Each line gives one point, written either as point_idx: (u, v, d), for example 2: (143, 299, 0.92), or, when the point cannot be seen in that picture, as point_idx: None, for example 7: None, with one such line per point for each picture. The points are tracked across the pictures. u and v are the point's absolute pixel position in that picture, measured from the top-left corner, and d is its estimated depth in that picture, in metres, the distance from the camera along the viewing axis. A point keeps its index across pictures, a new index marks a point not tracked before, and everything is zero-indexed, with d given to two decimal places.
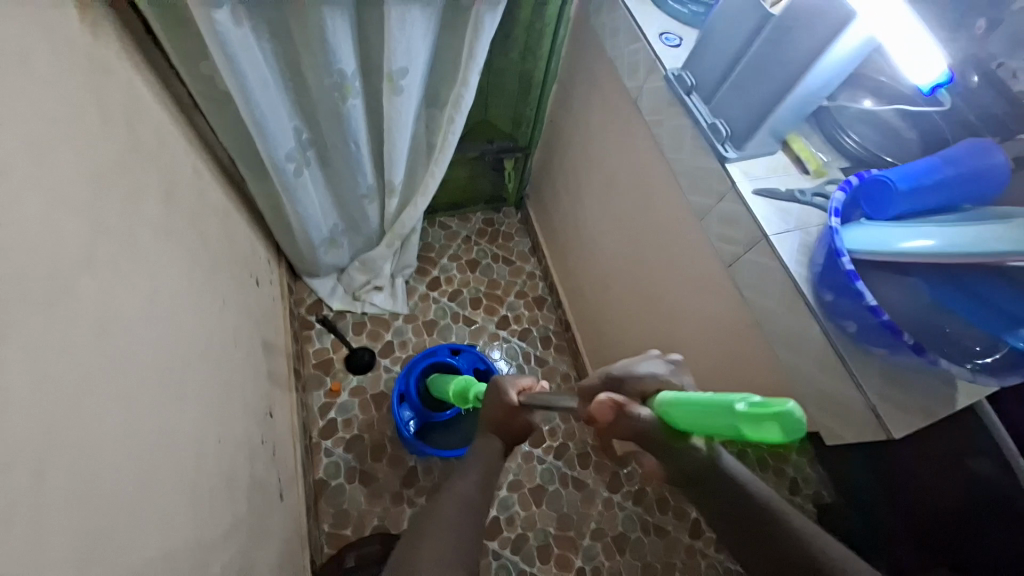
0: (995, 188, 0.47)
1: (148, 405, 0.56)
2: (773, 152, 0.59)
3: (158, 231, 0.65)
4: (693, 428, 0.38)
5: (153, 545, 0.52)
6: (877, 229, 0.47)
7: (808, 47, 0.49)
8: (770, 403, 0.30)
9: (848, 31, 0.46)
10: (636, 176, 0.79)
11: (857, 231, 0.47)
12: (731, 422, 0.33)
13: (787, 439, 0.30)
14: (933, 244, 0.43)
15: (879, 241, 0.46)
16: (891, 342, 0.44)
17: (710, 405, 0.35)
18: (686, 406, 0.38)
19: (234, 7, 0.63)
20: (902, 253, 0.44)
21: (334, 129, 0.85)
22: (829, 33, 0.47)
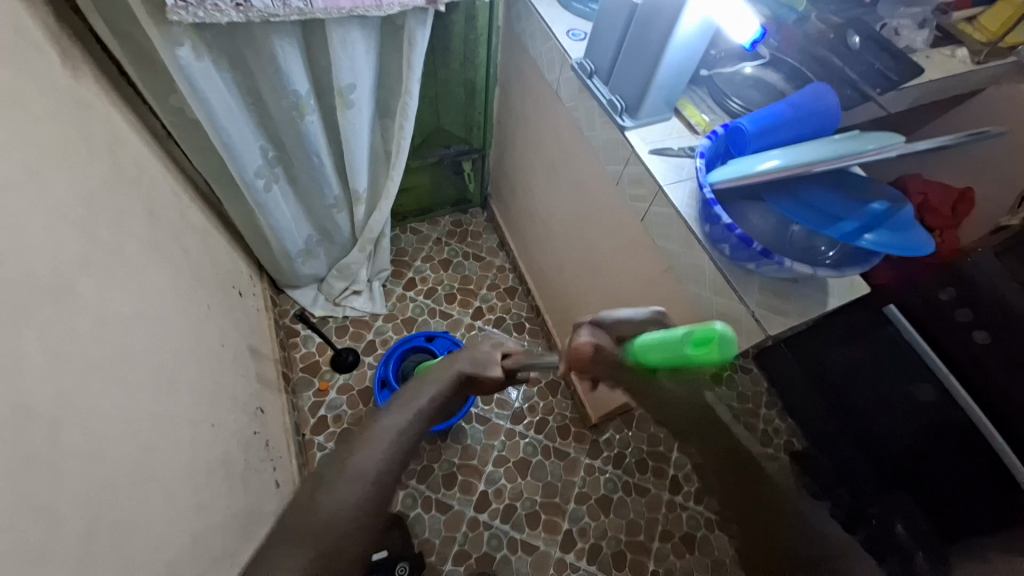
0: (829, 127, 0.58)
1: (143, 391, 0.63)
2: (666, 119, 0.69)
3: (145, 244, 0.74)
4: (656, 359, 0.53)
5: (158, 508, 0.60)
6: (737, 163, 0.55)
7: (664, 27, 0.59)
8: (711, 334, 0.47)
9: (686, 12, 0.56)
10: (568, 157, 0.89)
11: (723, 168, 0.56)
12: (683, 351, 0.50)
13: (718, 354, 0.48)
14: (780, 162, 0.52)
15: (741, 169, 0.53)
16: (751, 254, 0.53)
17: (668, 342, 0.51)
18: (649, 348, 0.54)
19: (194, 43, 0.73)
20: (758, 174, 0.52)
21: (296, 145, 0.94)
22: (673, 14, 0.57)
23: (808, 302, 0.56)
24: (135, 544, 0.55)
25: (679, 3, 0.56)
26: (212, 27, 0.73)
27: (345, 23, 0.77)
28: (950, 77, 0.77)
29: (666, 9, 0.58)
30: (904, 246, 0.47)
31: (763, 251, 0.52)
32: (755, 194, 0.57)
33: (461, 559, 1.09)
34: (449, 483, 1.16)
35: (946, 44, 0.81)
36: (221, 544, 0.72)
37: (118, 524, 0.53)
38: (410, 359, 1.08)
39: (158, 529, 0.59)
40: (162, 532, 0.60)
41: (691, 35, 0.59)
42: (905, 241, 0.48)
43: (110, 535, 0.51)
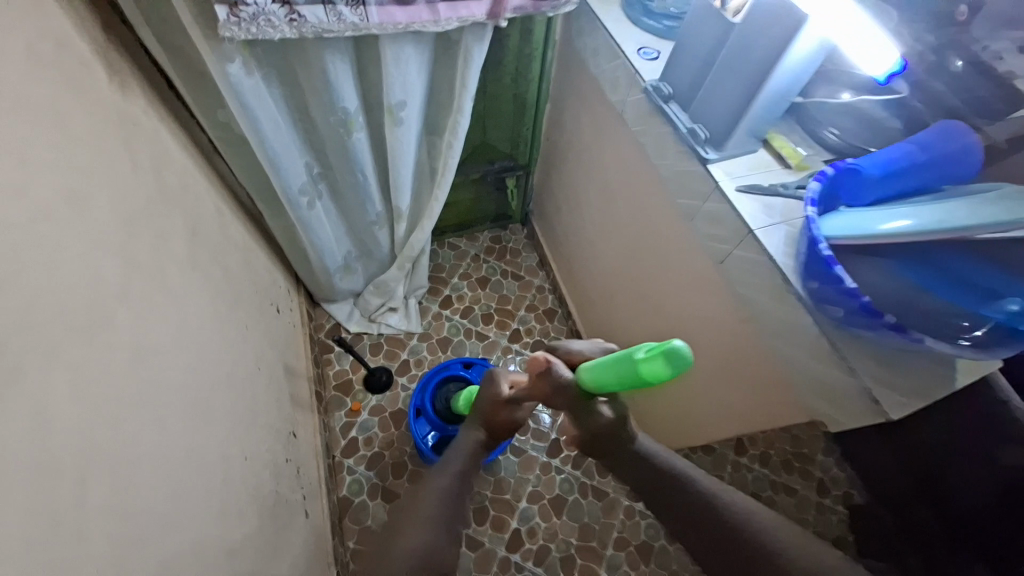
0: (970, 170, 0.51)
1: (174, 426, 0.60)
2: (753, 151, 0.61)
3: (184, 266, 0.71)
4: (606, 377, 0.46)
5: (186, 555, 0.57)
6: (856, 216, 0.50)
7: (770, 50, 0.52)
8: (660, 344, 0.39)
9: (804, 32, 0.49)
10: (629, 183, 0.82)
11: (833, 219, 0.51)
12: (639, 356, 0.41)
13: (673, 370, 0.39)
14: (910, 224, 0.46)
15: (859, 226, 0.49)
16: (874, 325, 0.46)
17: (627, 351, 0.43)
18: (602, 360, 0.47)
19: (244, 59, 0.71)
20: (881, 236, 0.48)
21: (342, 162, 0.91)
22: (787, 32, 0.50)
23: (930, 380, 0.47)
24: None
25: (798, 23, 0.49)
26: (264, 43, 0.70)
27: (399, 38, 0.73)
28: None
29: (775, 31, 0.51)
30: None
31: (896, 325, 0.45)
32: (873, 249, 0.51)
33: None
34: (481, 518, 1.10)
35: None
36: None
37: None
38: (447, 387, 1.02)
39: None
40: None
41: (803, 57, 0.52)
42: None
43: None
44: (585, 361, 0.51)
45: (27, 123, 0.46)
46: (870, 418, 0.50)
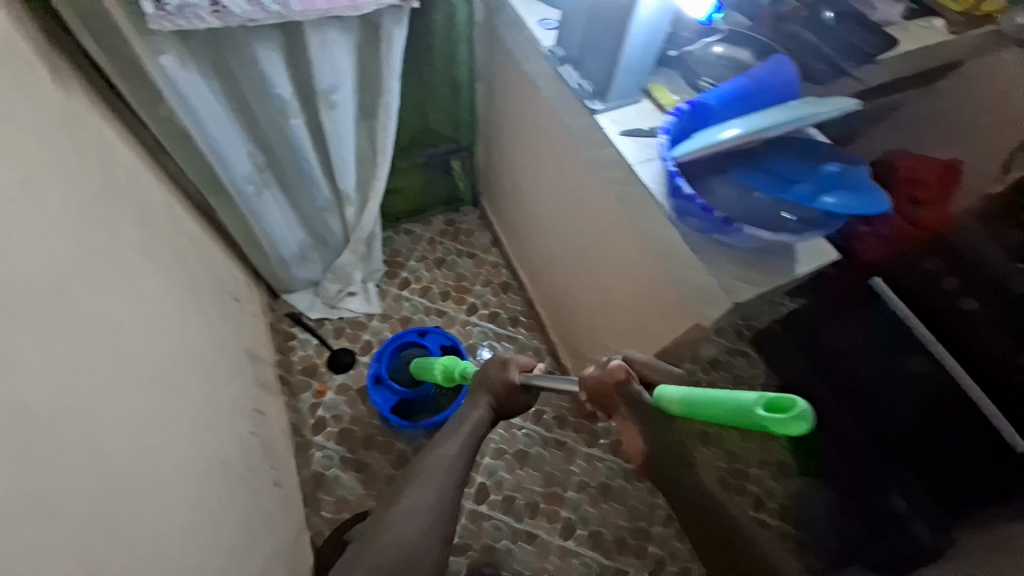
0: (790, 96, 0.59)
1: (135, 391, 0.65)
2: (639, 100, 0.70)
3: (137, 250, 0.76)
4: (711, 418, 0.50)
5: (155, 504, 0.62)
6: (701, 136, 0.55)
7: (629, 9, 0.61)
8: (791, 405, 0.42)
9: None
10: (550, 146, 0.90)
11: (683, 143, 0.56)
12: (757, 416, 0.44)
13: (803, 428, 0.43)
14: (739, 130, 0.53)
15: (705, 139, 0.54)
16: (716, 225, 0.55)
17: (737, 404, 0.45)
18: (706, 403, 0.49)
19: (177, 53, 0.76)
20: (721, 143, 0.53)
21: (284, 150, 0.96)
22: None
23: (777, 271, 0.58)
24: (132, 537, 0.56)
25: None
26: (195, 37, 0.76)
27: (323, 24, 0.80)
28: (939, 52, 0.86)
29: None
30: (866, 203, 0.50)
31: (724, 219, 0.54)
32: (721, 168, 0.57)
33: (463, 552, 1.10)
34: None
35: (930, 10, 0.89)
36: (220, 541, 0.73)
37: (114, 516, 0.54)
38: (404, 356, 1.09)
39: (156, 524, 0.61)
40: (160, 527, 0.61)
41: (653, 15, 0.61)
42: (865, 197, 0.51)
43: (107, 526, 0.53)
44: (674, 390, 0.54)
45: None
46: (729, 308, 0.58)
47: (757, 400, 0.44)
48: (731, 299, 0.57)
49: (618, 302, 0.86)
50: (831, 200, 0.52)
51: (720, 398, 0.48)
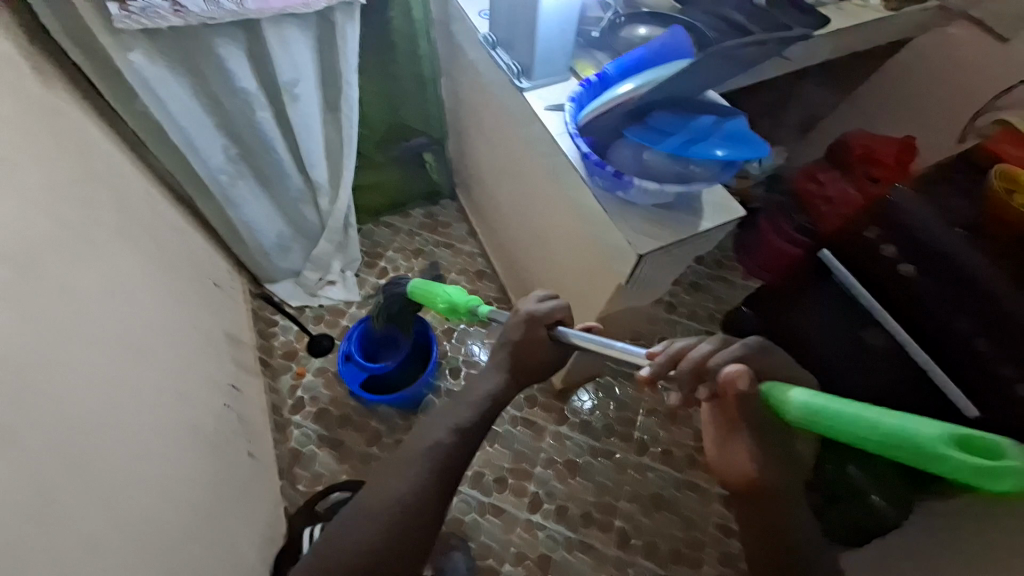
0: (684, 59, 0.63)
1: (104, 355, 0.72)
2: (563, 78, 0.75)
3: (113, 231, 0.83)
4: (862, 438, 0.47)
5: (118, 455, 0.67)
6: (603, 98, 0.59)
7: None
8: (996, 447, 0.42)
9: None
10: (498, 129, 0.95)
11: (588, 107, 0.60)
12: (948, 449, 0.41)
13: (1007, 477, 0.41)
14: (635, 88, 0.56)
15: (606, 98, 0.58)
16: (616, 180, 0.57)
17: (916, 437, 0.43)
18: (857, 422, 0.47)
19: (146, 51, 0.84)
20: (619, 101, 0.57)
21: (255, 143, 1.04)
22: None
23: (682, 226, 0.61)
24: (94, 480, 0.62)
25: None
26: (163, 37, 0.84)
27: (280, 22, 0.87)
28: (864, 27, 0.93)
29: None
30: (748, 153, 0.54)
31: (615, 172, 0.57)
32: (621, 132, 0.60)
33: None
34: None
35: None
36: (186, 498, 0.78)
37: (78, 457, 0.60)
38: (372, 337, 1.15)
39: (120, 471, 0.66)
40: (123, 475, 0.67)
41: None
42: (747, 147, 0.54)
43: (70, 464, 0.59)
44: (804, 397, 0.53)
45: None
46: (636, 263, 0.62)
47: (945, 438, 0.42)
48: (636, 251, 0.60)
49: (562, 274, 0.91)
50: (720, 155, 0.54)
51: (862, 416, 0.47)
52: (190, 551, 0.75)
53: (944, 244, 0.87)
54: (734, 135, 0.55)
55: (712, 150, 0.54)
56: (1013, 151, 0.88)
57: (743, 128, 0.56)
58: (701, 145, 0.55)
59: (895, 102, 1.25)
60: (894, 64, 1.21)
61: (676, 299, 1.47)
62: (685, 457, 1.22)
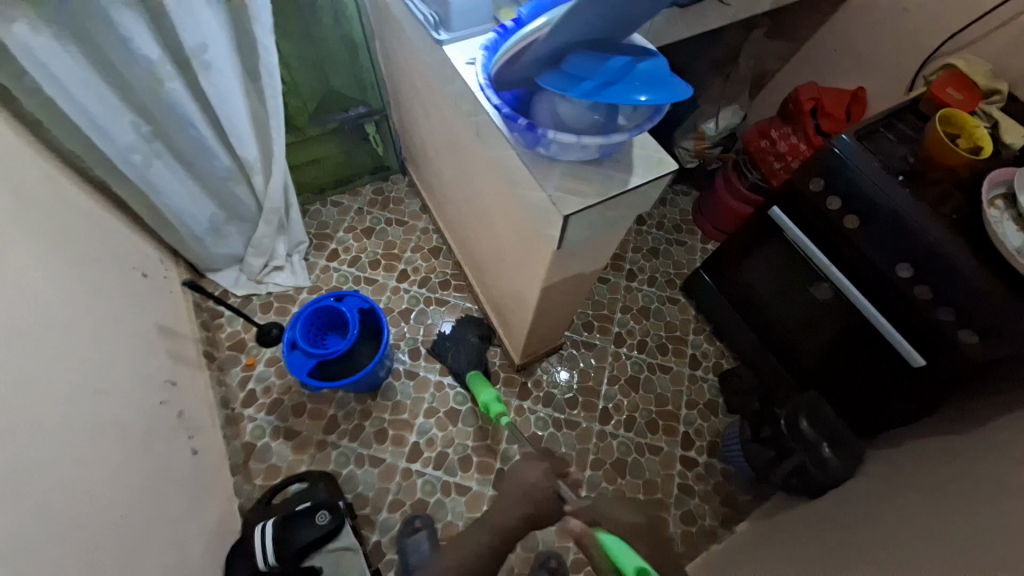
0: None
1: (5, 351, 0.65)
2: (487, 28, 0.69)
3: (5, 218, 0.74)
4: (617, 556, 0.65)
5: (23, 454, 0.61)
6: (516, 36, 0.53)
7: None
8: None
9: None
10: (430, 94, 0.90)
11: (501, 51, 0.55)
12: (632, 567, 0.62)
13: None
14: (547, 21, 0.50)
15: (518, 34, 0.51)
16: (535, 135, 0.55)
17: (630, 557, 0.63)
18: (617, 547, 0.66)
19: (30, 20, 0.74)
20: (528, 36, 0.50)
21: (170, 118, 0.95)
22: None
23: (611, 183, 0.58)
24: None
25: None
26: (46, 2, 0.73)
27: None
28: None
29: None
30: (672, 95, 0.49)
31: (530, 125, 0.55)
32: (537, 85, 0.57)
33: (395, 507, 1.11)
34: (381, 438, 1.18)
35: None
36: (113, 499, 0.73)
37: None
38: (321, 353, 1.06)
39: (32, 477, 0.61)
40: (35, 478, 0.62)
41: None
42: (670, 89, 0.49)
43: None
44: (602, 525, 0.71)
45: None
46: (560, 224, 0.58)
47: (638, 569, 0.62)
48: (560, 212, 0.56)
49: (506, 245, 0.87)
50: (643, 97, 0.49)
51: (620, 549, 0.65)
52: (122, 556, 0.70)
53: (883, 196, 0.84)
54: (657, 77, 0.50)
55: (635, 92, 0.49)
56: (957, 96, 0.90)
57: (666, 70, 0.51)
58: (623, 87, 0.49)
59: (841, 53, 1.23)
60: (839, 12, 1.18)
61: (636, 267, 1.45)
62: (647, 422, 1.24)
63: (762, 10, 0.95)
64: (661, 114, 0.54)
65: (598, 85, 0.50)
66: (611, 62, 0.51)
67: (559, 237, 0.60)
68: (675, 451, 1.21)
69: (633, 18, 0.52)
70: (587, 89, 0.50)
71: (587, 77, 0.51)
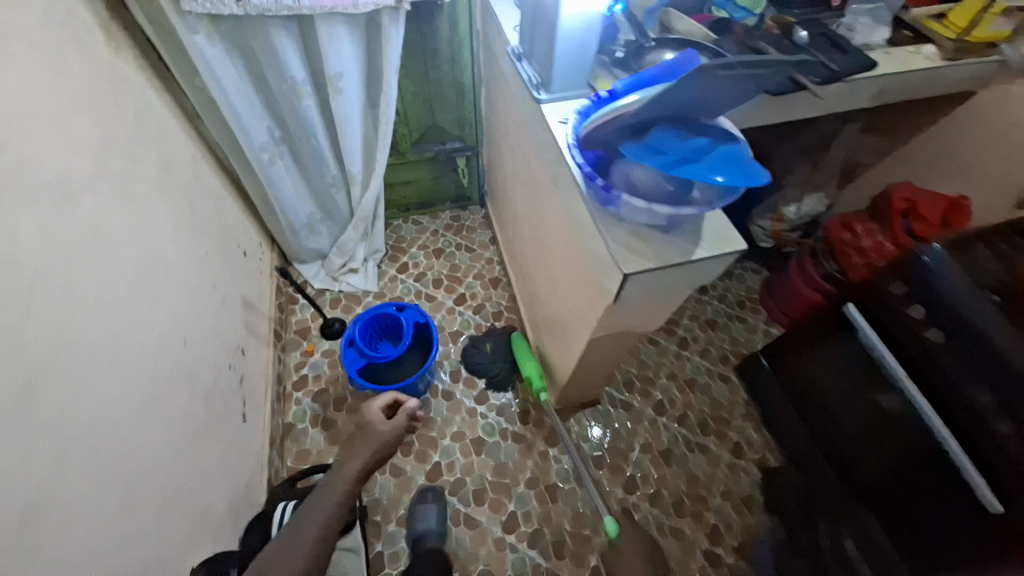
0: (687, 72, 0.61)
1: (118, 293, 0.76)
2: (582, 92, 0.76)
3: (150, 187, 0.90)
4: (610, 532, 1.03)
5: (113, 382, 0.71)
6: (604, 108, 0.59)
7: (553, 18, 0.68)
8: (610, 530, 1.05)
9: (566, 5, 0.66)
10: (520, 133, 0.98)
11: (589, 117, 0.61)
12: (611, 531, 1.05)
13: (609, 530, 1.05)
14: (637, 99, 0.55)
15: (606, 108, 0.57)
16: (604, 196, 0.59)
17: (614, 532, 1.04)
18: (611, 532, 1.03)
19: (208, 33, 0.91)
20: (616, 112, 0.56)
21: (297, 126, 1.11)
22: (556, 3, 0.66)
23: (678, 252, 0.60)
24: (80, 396, 0.65)
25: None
26: (224, 21, 0.91)
27: (333, 21, 0.93)
28: (909, 72, 0.92)
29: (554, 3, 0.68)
30: (748, 179, 0.52)
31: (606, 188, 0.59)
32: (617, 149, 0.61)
33: (404, 522, 1.13)
34: (406, 450, 1.22)
35: (917, 40, 0.97)
36: (168, 442, 0.82)
37: (65, 375, 0.63)
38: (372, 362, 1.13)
39: (110, 402, 0.70)
40: (119, 405, 0.72)
41: (577, 23, 0.68)
42: (747, 173, 0.52)
43: (56, 378, 0.61)
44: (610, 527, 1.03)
45: (9, 20, 0.64)
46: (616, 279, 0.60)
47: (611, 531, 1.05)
48: (620, 269, 0.59)
49: (564, 290, 0.91)
50: (720, 178, 0.52)
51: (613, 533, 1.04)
52: (157, 491, 0.77)
53: (969, 312, 0.78)
54: (736, 160, 0.54)
55: (712, 171, 0.52)
56: None
57: (745, 155, 0.55)
58: (700, 166, 0.52)
59: (947, 159, 1.17)
60: (949, 118, 1.14)
61: (690, 336, 1.41)
62: (675, 500, 1.18)
63: (858, 106, 0.94)
64: (733, 195, 0.57)
65: (678, 160, 0.54)
66: (693, 140, 0.55)
67: (611, 290, 0.63)
68: (699, 541, 1.14)
69: (718, 103, 0.56)
70: (666, 163, 0.54)
71: (668, 150, 0.55)
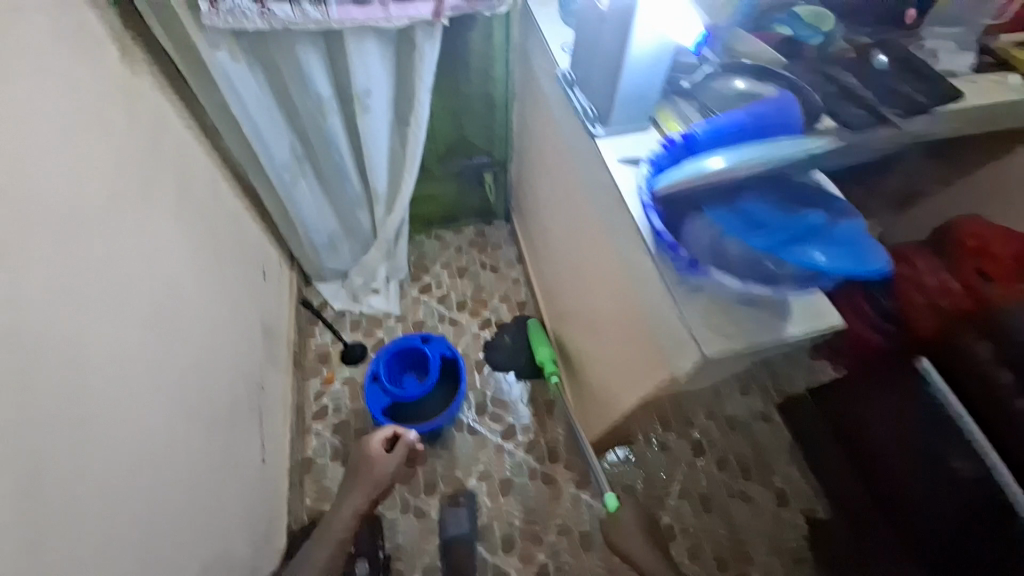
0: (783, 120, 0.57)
1: (135, 337, 0.70)
2: (644, 127, 0.68)
3: (168, 215, 0.83)
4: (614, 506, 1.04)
5: (131, 440, 0.65)
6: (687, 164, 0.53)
7: (622, 45, 0.61)
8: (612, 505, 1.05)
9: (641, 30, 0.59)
10: (562, 161, 0.90)
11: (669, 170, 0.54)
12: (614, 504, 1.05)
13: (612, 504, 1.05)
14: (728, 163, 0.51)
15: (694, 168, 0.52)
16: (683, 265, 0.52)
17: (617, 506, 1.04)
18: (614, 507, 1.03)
19: (230, 48, 0.85)
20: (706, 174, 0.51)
21: (321, 144, 1.04)
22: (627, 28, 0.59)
23: (767, 330, 0.54)
24: (96, 464, 0.58)
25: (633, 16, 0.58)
26: (247, 36, 0.84)
27: (362, 35, 0.86)
28: (1004, 103, 0.80)
29: (623, 27, 0.61)
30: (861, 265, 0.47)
31: (690, 260, 0.51)
32: (696, 204, 0.54)
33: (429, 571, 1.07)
34: (430, 490, 1.16)
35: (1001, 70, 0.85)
36: (187, 497, 0.76)
37: (79, 440, 0.56)
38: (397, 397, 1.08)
39: (128, 463, 0.63)
40: (137, 465, 0.65)
41: (651, 51, 0.61)
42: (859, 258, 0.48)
43: (70, 447, 0.55)
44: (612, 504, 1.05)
45: (17, 47, 0.57)
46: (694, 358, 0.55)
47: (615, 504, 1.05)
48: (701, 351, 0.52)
49: (610, 339, 0.84)
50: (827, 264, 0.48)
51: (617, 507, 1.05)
52: (176, 555, 0.71)
53: None
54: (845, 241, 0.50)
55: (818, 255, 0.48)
56: None
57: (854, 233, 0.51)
58: (805, 249, 0.48)
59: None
60: None
61: None
62: (717, 556, 1.13)
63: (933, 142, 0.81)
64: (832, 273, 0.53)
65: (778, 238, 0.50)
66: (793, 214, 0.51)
67: (684, 367, 0.57)
68: None
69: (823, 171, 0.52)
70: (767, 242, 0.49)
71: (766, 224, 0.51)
